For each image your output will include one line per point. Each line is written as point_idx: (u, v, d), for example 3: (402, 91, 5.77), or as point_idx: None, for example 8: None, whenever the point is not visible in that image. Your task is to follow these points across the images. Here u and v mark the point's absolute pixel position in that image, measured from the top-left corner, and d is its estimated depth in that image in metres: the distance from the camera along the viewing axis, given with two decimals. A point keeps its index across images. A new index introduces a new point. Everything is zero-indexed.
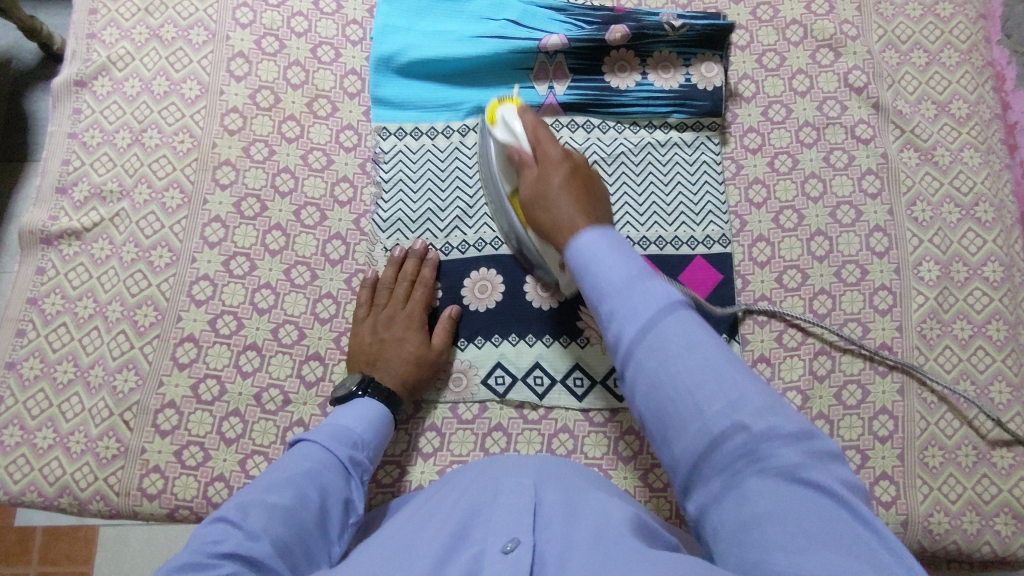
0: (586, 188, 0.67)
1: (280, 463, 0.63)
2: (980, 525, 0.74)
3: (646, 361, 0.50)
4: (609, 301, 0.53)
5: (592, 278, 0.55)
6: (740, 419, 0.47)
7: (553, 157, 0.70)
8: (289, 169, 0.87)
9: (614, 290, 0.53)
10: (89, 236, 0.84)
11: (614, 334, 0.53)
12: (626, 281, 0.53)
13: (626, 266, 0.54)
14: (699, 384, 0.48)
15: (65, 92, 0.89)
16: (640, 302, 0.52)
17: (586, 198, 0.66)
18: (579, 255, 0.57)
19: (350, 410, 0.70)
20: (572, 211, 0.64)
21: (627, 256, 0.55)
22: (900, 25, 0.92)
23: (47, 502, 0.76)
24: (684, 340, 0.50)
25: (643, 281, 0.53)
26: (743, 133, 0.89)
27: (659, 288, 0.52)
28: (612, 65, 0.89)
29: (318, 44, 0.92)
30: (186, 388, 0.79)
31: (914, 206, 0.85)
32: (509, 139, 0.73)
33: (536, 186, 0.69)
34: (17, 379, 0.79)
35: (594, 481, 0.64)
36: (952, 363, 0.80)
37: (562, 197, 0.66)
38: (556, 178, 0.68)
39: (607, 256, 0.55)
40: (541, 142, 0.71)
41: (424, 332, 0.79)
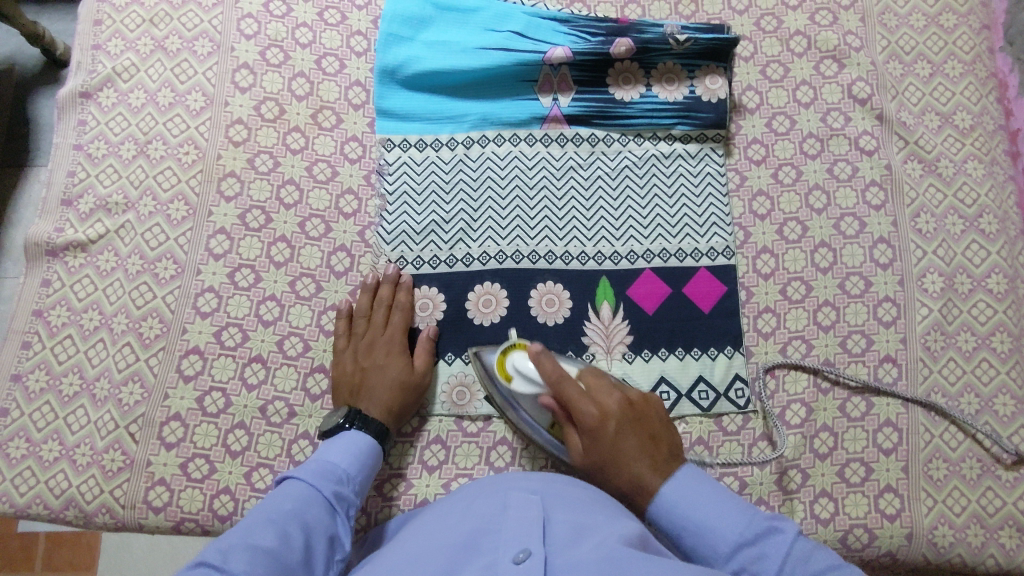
0: (643, 432, 0.68)
1: (263, 505, 0.61)
2: (984, 538, 0.74)
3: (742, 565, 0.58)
4: (724, 567, 0.59)
5: (693, 537, 0.62)
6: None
7: (592, 420, 0.68)
8: (294, 181, 0.87)
9: (726, 549, 0.59)
10: (94, 247, 0.84)
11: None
12: (739, 532, 0.59)
13: (727, 512, 0.61)
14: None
15: (70, 103, 0.89)
16: (753, 562, 0.58)
17: (646, 437, 0.68)
18: (666, 510, 0.64)
19: (334, 445, 0.69)
20: (649, 472, 0.66)
21: (723, 502, 0.62)
22: (903, 35, 0.92)
23: (53, 514, 0.76)
24: (788, 556, 0.57)
25: (760, 529, 0.59)
26: (747, 145, 0.89)
27: (759, 518, 0.60)
28: (617, 77, 0.89)
29: (323, 56, 0.92)
30: (191, 401, 0.79)
31: (918, 217, 0.85)
32: (536, 391, 0.73)
33: (593, 451, 0.69)
34: (22, 392, 0.79)
35: (591, 501, 0.62)
36: (956, 376, 0.80)
37: (636, 457, 0.66)
38: (622, 442, 0.67)
39: (704, 508, 0.62)
40: (574, 400, 0.68)
41: (406, 355, 0.79)
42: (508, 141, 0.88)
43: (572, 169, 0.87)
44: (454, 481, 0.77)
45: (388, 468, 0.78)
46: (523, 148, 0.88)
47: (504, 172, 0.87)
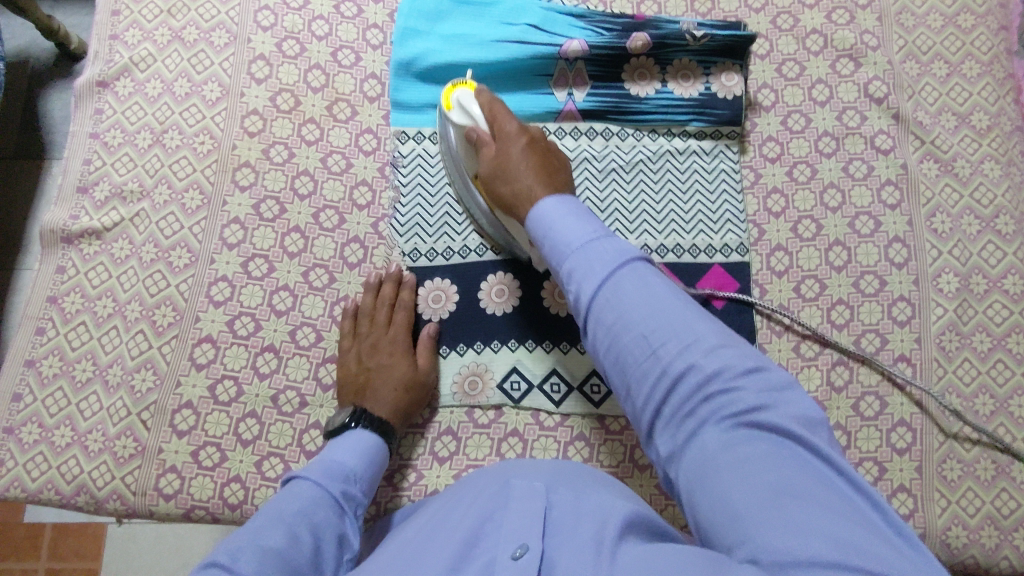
0: (548, 160, 0.68)
1: (272, 505, 0.61)
2: (998, 539, 0.74)
3: (606, 315, 0.53)
4: (569, 260, 0.56)
5: (554, 238, 0.58)
6: (692, 363, 0.49)
7: (510, 132, 0.71)
8: (309, 172, 0.87)
9: (574, 246, 0.56)
10: (109, 235, 0.84)
11: (575, 295, 0.55)
12: (587, 241, 0.56)
13: (586, 226, 0.57)
14: (651, 328, 0.51)
15: (88, 92, 0.90)
16: (595, 256, 0.54)
17: (546, 169, 0.67)
18: (541, 217, 0.60)
19: (341, 444, 0.69)
20: (539, 184, 0.65)
21: (593, 217, 0.58)
22: (921, 35, 0.92)
23: (64, 500, 0.76)
24: (646, 294, 0.52)
25: (609, 246, 0.55)
26: (762, 142, 0.89)
27: (621, 245, 0.55)
28: (632, 73, 0.89)
29: (339, 48, 0.93)
30: (203, 389, 0.79)
31: (934, 217, 0.85)
32: (466, 122, 0.76)
33: (495, 162, 0.70)
34: (36, 377, 0.80)
35: (601, 480, 0.62)
36: (971, 376, 0.79)
37: (521, 165, 0.67)
38: (514, 149, 0.69)
39: (571, 220, 0.58)
40: (500, 119, 0.72)
41: (410, 354, 0.78)
42: None
43: (586, 162, 0.87)
44: (465, 472, 0.77)
45: (399, 458, 0.78)
46: None
47: None
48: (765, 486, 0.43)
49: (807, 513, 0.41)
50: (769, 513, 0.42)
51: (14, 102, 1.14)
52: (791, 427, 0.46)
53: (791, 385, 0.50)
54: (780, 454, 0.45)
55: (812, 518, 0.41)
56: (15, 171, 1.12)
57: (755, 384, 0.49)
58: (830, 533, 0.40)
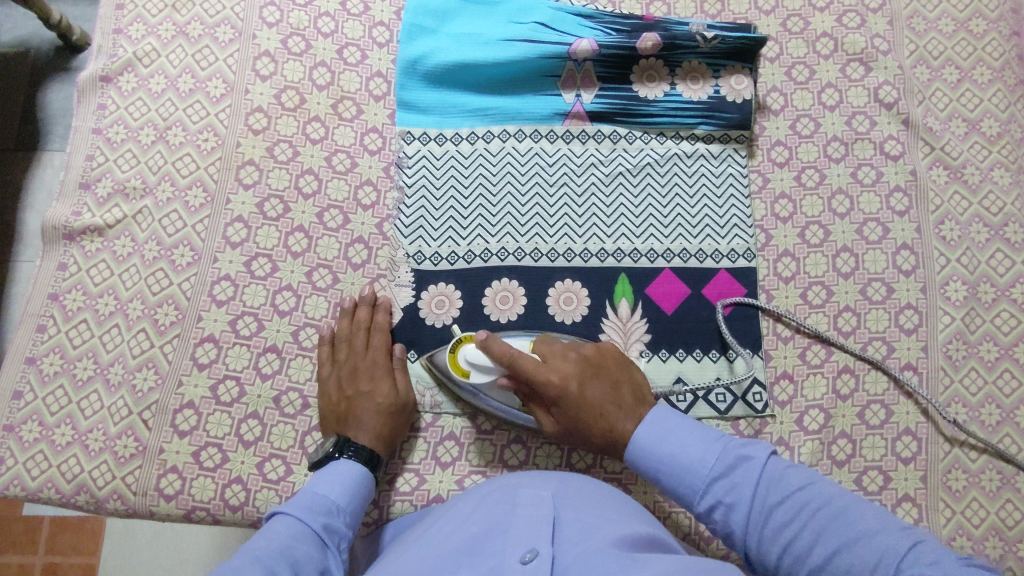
0: (601, 379, 0.69)
1: (252, 542, 0.58)
2: (1003, 551, 0.73)
3: (765, 530, 0.57)
4: (704, 502, 0.60)
5: (675, 475, 0.62)
6: (866, 556, 0.52)
7: (565, 376, 0.69)
8: (313, 171, 0.86)
9: (702, 477, 0.60)
10: (111, 232, 0.84)
11: (723, 527, 0.60)
12: (721, 464, 0.60)
13: (698, 443, 0.62)
14: (813, 527, 0.55)
15: (91, 87, 0.89)
16: (728, 491, 0.59)
17: (614, 387, 0.69)
18: (652, 459, 0.63)
19: (324, 476, 0.68)
20: (627, 418, 0.67)
21: (703, 434, 0.63)
22: (932, 40, 0.91)
23: (64, 499, 0.76)
24: (781, 498, 0.58)
25: (735, 459, 0.60)
26: (771, 146, 0.89)
27: (744, 452, 0.61)
28: (641, 75, 0.89)
29: (345, 46, 0.92)
30: (205, 389, 0.78)
31: (943, 224, 0.84)
32: (489, 373, 0.72)
33: (567, 417, 0.69)
34: (36, 375, 0.79)
35: (606, 494, 0.62)
36: (977, 386, 0.79)
37: (610, 409, 0.68)
38: (584, 388, 0.68)
39: (673, 434, 0.63)
40: (535, 373, 0.68)
41: (390, 377, 0.77)
42: (529, 137, 0.88)
43: (593, 166, 0.86)
44: (468, 477, 0.77)
45: (401, 462, 0.77)
46: (544, 144, 0.87)
47: (525, 168, 0.86)
48: None
49: None
50: None
51: (13, 93, 1.13)
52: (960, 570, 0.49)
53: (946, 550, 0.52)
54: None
55: None
56: (15, 163, 1.11)
57: (912, 541, 0.52)
58: None
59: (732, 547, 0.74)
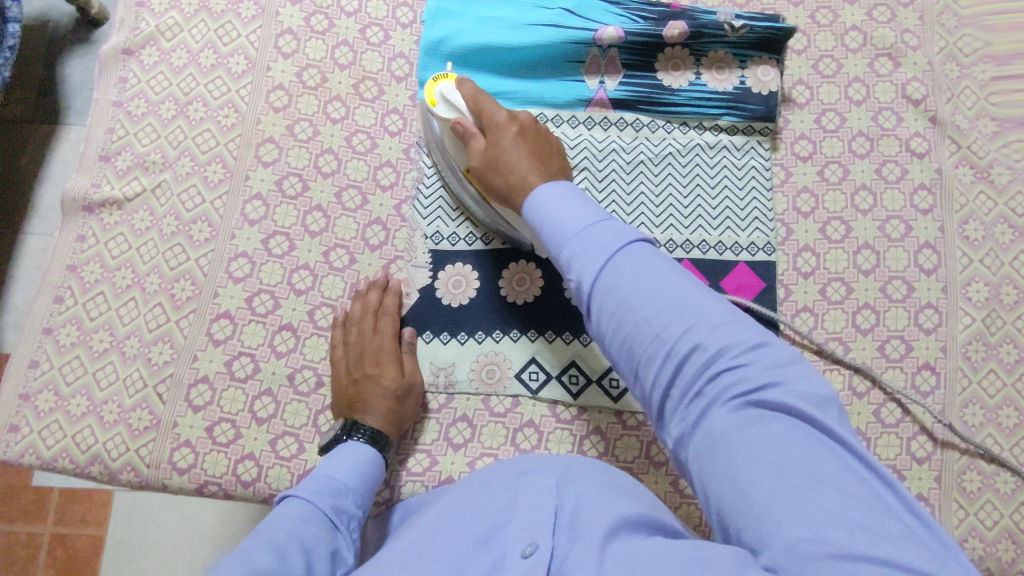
0: (534, 141, 0.71)
1: (262, 527, 0.60)
2: (1015, 554, 0.73)
3: (606, 301, 0.56)
4: (570, 248, 0.58)
5: (550, 224, 0.60)
6: (698, 340, 0.53)
7: (499, 121, 0.72)
8: (333, 150, 0.86)
9: (573, 232, 0.58)
10: (131, 205, 0.84)
11: (576, 279, 0.58)
12: (592, 226, 0.58)
13: (587, 208, 0.60)
14: (660, 313, 0.54)
15: (113, 60, 0.89)
16: (592, 243, 0.57)
17: (537, 154, 0.70)
18: (537, 209, 0.62)
19: (338, 459, 0.68)
20: (529, 166, 0.68)
21: (585, 200, 0.61)
22: (963, 37, 0.90)
23: (78, 469, 0.76)
24: (641, 278, 0.55)
25: (608, 228, 0.58)
26: (795, 140, 0.88)
27: (619, 231, 0.58)
28: (666, 63, 0.88)
29: (368, 25, 0.91)
30: (219, 364, 0.79)
31: (967, 224, 0.83)
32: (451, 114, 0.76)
33: (486, 153, 0.71)
34: (53, 345, 0.79)
35: (616, 478, 0.61)
36: (996, 388, 0.78)
37: (519, 157, 0.69)
38: (506, 138, 0.70)
39: (564, 203, 0.61)
40: (485, 104, 0.74)
41: (397, 362, 0.77)
42: (551, 122, 0.87)
43: (614, 153, 0.86)
44: (479, 460, 0.77)
45: (414, 443, 0.77)
46: (566, 130, 0.87)
47: None
48: (776, 468, 0.46)
49: (824, 499, 0.44)
50: (793, 496, 0.45)
51: (30, 65, 1.12)
52: (798, 408, 0.49)
53: (791, 360, 0.53)
54: (791, 436, 0.48)
55: (832, 505, 0.44)
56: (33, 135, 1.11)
57: (758, 361, 0.52)
58: (841, 513, 0.44)
59: None
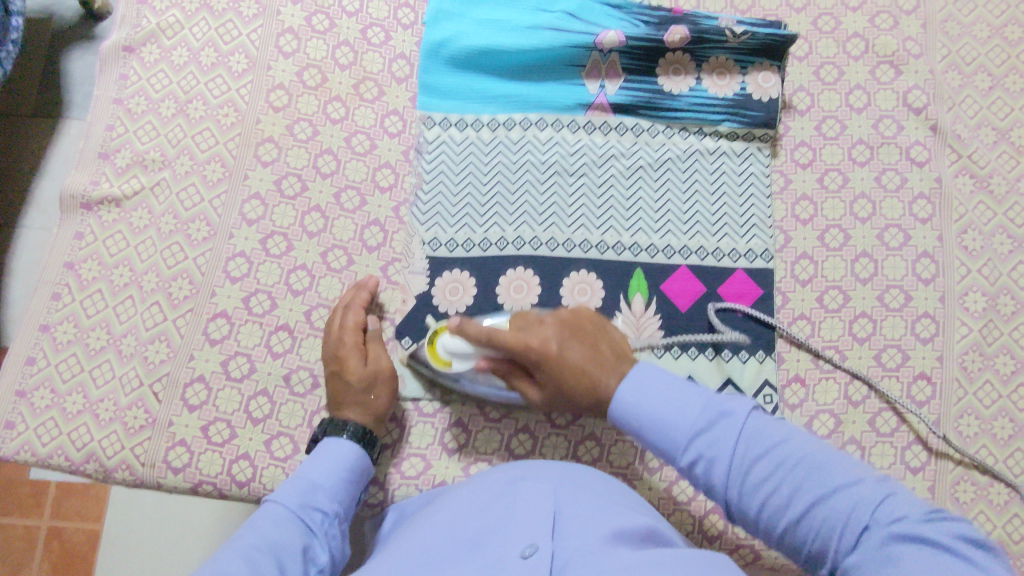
0: (581, 341, 0.66)
1: (233, 536, 0.58)
2: (1007, 565, 0.73)
3: (748, 503, 0.52)
4: (688, 458, 0.54)
5: (651, 428, 0.56)
6: (854, 518, 0.48)
7: (539, 350, 0.65)
8: (332, 151, 0.86)
9: (682, 438, 0.54)
10: (129, 203, 0.84)
11: (701, 480, 0.54)
12: (700, 420, 0.54)
13: (679, 397, 0.56)
14: (796, 488, 0.50)
15: (113, 56, 0.88)
16: (713, 451, 0.53)
17: (592, 344, 0.66)
18: (636, 417, 0.57)
19: (317, 459, 0.67)
20: (604, 373, 0.63)
21: (680, 386, 0.57)
22: (965, 45, 0.90)
23: (73, 467, 0.76)
24: (781, 468, 0.51)
25: (717, 415, 0.54)
26: (795, 147, 0.87)
27: (735, 407, 0.54)
28: (667, 68, 0.87)
29: (369, 26, 0.91)
30: (216, 364, 0.79)
31: (966, 234, 0.83)
32: (469, 355, 0.72)
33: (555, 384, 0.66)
34: (49, 342, 0.80)
35: (609, 488, 0.62)
36: (991, 399, 0.78)
37: (581, 359, 0.65)
38: (560, 357, 0.65)
39: (657, 393, 0.57)
40: (513, 342, 0.65)
41: (360, 355, 0.75)
42: (550, 127, 0.87)
43: (613, 158, 0.86)
44: (474, 464, 0.77)
45: (409, 445, 0.77)
46: (565, 135, 0.86)
47: (545, 157, 0.85)
48: None
49: None
50: None
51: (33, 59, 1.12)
52: (961, 550, 0.45)
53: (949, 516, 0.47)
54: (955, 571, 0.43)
55: None
56: (36, 129, 1.11)
57: (911, 520, 0.47)
58: None
59: (734, 547, 0.74)
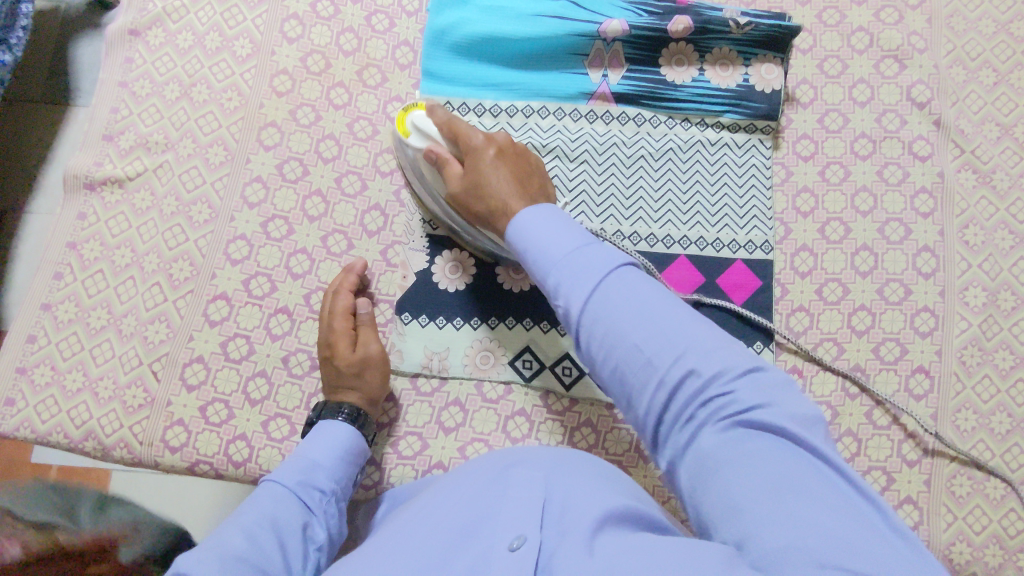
0: (517, 162, 0.68)
1: (233, 512, 0.61)
2: (1003, 559, 0.73)
3: (595, 332, 0.54)
4: (557, 274, 0.56)
5: (536, 251, 0.58)
6: (687, 364, 0.51)
7: (476, 146, 0.69)
8: (334, 136, 0.86)
9: (557, 260, 0.56)
10: (132, 185, 0.84)
11: (563, 307, 0.56)
12: (574, 252, 0.56)
13: (568, 229, 0.57)
14: (648, 340, 0.52)
15: (119, 40, 0.89)
16: (583, 268, 0.55)
17: (518, 177, 0.67)
18: (526, 238, 0.59)
19: (316, 439, 0.68)
20: (512, 189, 0.65)
21: (571, 225, 0.58)
22: (970, 40, 0.89)
23: (72, 444, 0.77)
24: (637, 318, 0.53)
25: (592, 253, 0.55)
26: (797, 139, 0.87)
27: (605, 253, 0.55)
28: (669, 58, 0.87)
29: (373, 12, 0.91)
30: (214, 345, 0.79)
31: (967, 229, 0.83)
32: (423, 141, 0.72)
33: (465, 180, 0.69)
34: (51, 321, 0.80)
35: (606, 472, 0.61)
36: (990, 394, 0.78)
37: (499, 177, 0.66)
38: (487, 166, 0.67)
39: (549, 230, 0.58)
40: (461, 129, 0.70)
41: (348, 339, 0.75)
42: (553, 115, 0.87)
43: (615, 147, 0.86)
44: (470, 446, 0.77)
45: (406, 426, 0.78)
46: (567, 123, 0.87)
47: (546, 144, 0.85)
48: (770, 481, 0.44)
49: (811, 505, 0.43)
50: (775, 500, 0.43)
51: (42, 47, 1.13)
52: (795, 433, 0.47)
53: (785, 385, 0.51)
54: (773, 450, 0.46)
55: (824, 518, 0.42)
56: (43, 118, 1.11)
57: (749, 385, 0.50)
58: (833, 524, 0.42)
59: None
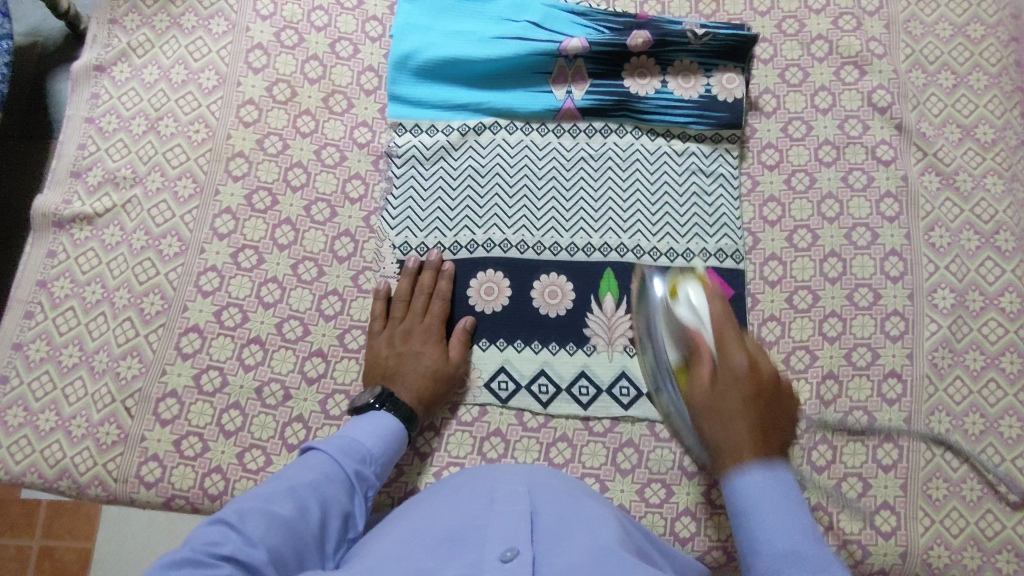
0: (766, 422, 0.61)
1: (285, 473, 0.62)
2: (981, 561, 0.73)
3: None
4: (760, 563, 0.52)
5: (748, 529, 0.54)
6: None
7: (741, 374, 0.62)
8: (302, 164, 0.87)
9: (772, 545, 0.52)
10: (101, 221, 0.85)
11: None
12: (790, 545, 0.51)
13: (796, 532, 0.52)
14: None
15: (85, 76, 0.90)
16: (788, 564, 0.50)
17: (767, 441, 0.59)
18: (739, 494, 0.56)
19: (369, 424, 0.70)
20: (744, 432, 0.59)
21: (796, 513, 0.53)
22: (928, 44, 0.90)
23: (47, 484, 0.77)
24: None
25: (807, 548, 0.51)
26: (761, 149, 0.88)
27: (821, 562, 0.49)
28: (632, 71, 0.88)
29: (337, 39, 0.92)
30: (188, 378, 0.79)
31: (932, 231, 0.83)
32: (689, 320, 0.67)
33: (709, 398, 0.62)
34: (23, 360, 0.80)
35: (585, 494, 0.64)
36: (962, 395, 0.78)
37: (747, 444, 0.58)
38: (735, 402, 0.61)
39: (775, 502, 0.54)
40: (728, 337, 0.63)
41: (442, 344, 0.78)
42: (520, 130, 0.88)
43: (582, 161, 0.87)
44: (445, 470, 0.77)
45: None
46: (535, 138, 0.88)
47: (513, 161, 0.86)
48: None
49: None
50: None
51: (24, 80, 1.09)
52: None
53: None
54: None
55: None
56: (35, 151, 1.08)
57: None
58: None
59: (706, 549, 0.74)
